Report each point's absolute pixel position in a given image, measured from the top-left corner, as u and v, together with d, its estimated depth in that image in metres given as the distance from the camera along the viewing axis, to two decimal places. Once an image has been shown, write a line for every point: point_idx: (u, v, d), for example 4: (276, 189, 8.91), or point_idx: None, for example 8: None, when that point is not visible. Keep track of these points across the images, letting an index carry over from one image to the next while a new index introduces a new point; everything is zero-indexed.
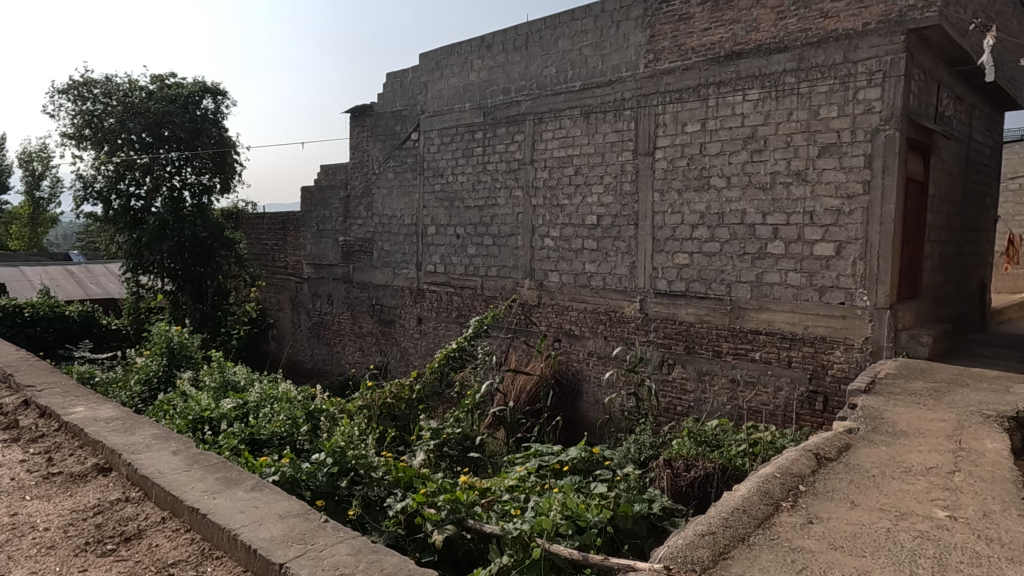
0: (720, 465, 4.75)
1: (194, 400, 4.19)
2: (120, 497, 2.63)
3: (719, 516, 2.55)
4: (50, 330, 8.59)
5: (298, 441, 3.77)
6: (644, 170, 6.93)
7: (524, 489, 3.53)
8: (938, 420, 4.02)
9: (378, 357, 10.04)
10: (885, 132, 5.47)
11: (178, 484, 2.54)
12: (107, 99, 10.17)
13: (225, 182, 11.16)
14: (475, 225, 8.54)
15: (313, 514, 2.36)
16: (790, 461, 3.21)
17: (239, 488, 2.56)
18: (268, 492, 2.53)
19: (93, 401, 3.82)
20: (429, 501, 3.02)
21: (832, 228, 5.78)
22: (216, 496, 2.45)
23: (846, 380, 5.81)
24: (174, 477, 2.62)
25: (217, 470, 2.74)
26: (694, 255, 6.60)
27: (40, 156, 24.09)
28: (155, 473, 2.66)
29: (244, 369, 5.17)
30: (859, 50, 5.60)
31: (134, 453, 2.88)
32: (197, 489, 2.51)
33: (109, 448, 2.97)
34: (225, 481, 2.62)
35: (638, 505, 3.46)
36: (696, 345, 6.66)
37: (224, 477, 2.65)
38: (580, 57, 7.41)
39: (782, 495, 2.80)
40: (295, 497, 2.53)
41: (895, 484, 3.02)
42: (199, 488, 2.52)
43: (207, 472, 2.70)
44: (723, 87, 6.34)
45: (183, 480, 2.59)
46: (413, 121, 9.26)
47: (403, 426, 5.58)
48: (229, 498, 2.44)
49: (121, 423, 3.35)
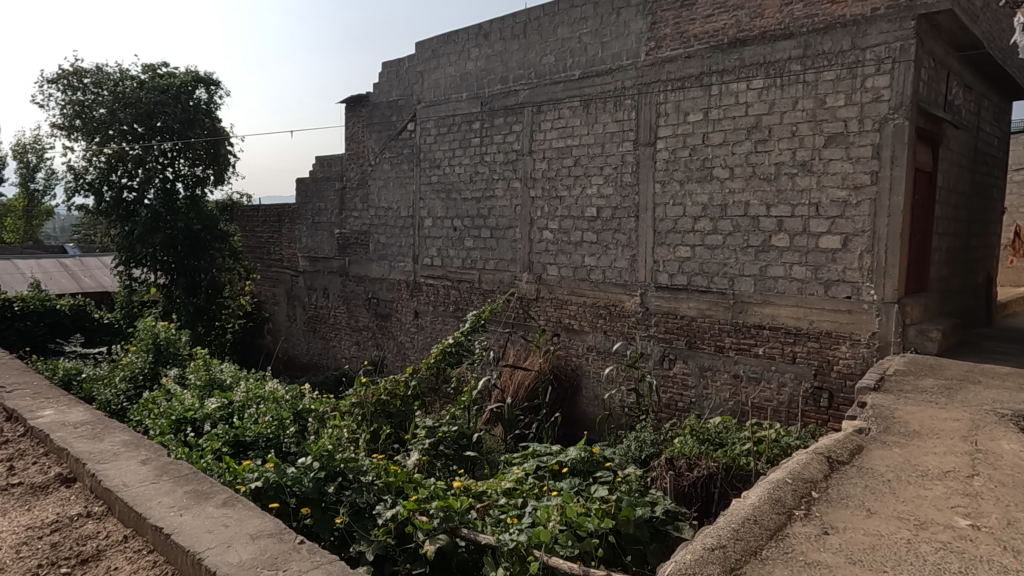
0: (724, 464, 4.60)
1: (177, 399, 4.03)
2: (81, 512, 2.48)
3: (729, 528, 2.39)
4: (41, 324, 8.41)
5: (284, 444, 3.62)
6: (644, 161, 6.75)
7: (522, 493, 3.39)
8: (951, 419, 3.86)
9: (373, 352, 9.88)
10: (895, 121, 5.29)
11: (142, 499, 2.38)
12: (97, 89, 9.97)
13: (219, 175, 10.95)
14: (474, 217, 8.36)
15: (287, 533, 2.21)
16: (801, 465, 3.05)
17: (209, 503, 2.40)
18: (240, 508, 2.38)
19: (64, 404, 3.66)
20: (421, 509, 2.87)
21: (839, 220, 5.62)
22: (183, 513, 2.29)
23: (851, 376, 5.66)
24: (140, 491, 2.46)
25: (187, 482, 2.58)
26: (696, 248, 6.43)
27: (34, 148, 23.58)
28: (120, 486, 2.49)
29: (230, 367, 5.00)
30: (869, 35, 5.41)
31: (100, 463, 2.72)
32: (163, 504, 2.36)
33: (73, 457, 2.82)
34: (195, 495, 2.47)
35: (641, 508, 3.31)
36: (698, 340, 6.51)
37: (194, 491, 2.50)
38: (580, 45, 7.21)
39: (794, 504, 2.64)
40: (270, 512, 2.38)
41: (912, 490, 2.87)
42: (166, 504, 2.36)
43: (176, 485, 2.54)
44: (727, 76, 6.15)
45: (149, 494, 2.43)
46: (409, 111, 9.06)
47: (398, 423, 5.42)
48: (198, 515, 2.29)
49: (90, 429, 3.19)
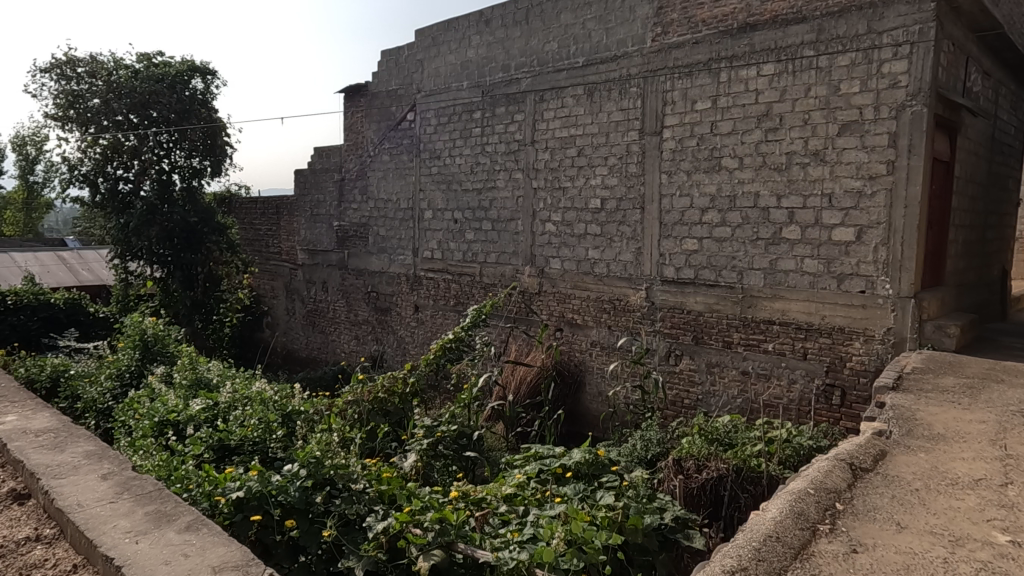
0: (735, 466, 4.39)
1: (160, 399, 3.84)
2: (29, 537, 2.35)
3: (750, 547, 2.19)
4: (35, 318, 8.22)
5: (271, 449, 3.43)
6: (650, 151, 6.51)
7: (523, 499, 3.23)
8: (977, 421, 3.64)
9: (373, 346, 9.70)
10: (912, 108, 5.05)
11: (96, 523, 2.25)
12: (92, 79, 9.73)
13: (216, 166, 10.72)
14: (474, 209, 8.15)
15: (252, 566, 2.04)
16: (822, 473, 2.84)
17: (171, 528, 2.26)
18: (203, 533, 2.23)
19: (29, 409, 3.58)
20: (415, 520, 2.68)
21: (853, 211, 5.38)
22: (139, 541, 2.15)
23: (865, 373, 5.44)
24: (95, 512, 2.33)
25: (149, 501, 2.45)
26: (704, 240, 6.21)
27: (31, 141, 23.22)
28: (73, 506, 2.37)
29: (217, 365, 4.79)
30: (885, 19, 5.17)
31: (55, 478, 2.62)
32: (118, 529, 2.22)
33: (27, 471, 2.72)
34: (156, 517, 2.33)
35: (649, 516, 3.10)
36: (705, 335, 6.29)
37: (155, 513, 2.36)
38: (584, 31, 6.97)
39: (818, 517, 2.44)
40: (237, 540, 2.23)
41: (944, 500, 2.66)
42: (121, 529, 2.23)
43: (136, 506, 2.41)
44: (736, 61, 5.91)
45: (104, 517, 2.30)
46: (409, 101, 8.84)
47: (397, 421, 5.22)
48: (155, 543, 2.14)
49: (51, 438, 3.10)
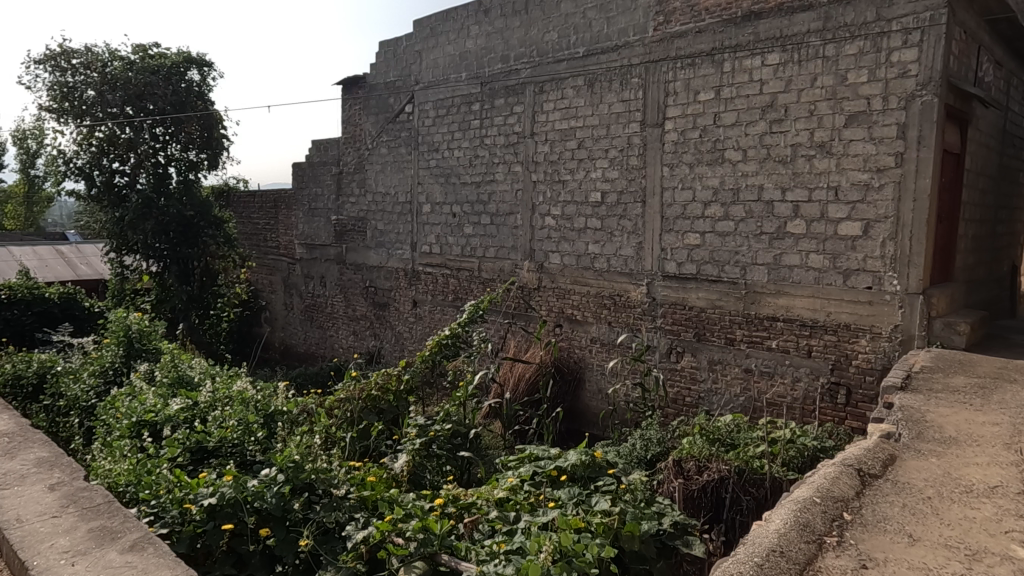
0: (737, 468, 4.23)
1: (139, 399, 3.71)
2: None
3: (751, 563, 2.04)
4: (28, 313, 8.09)
5: (248, 452, 3.31)
6: (652, 143, 6.34)
7: (514, 505, 3.10)
8: (989, 424, 3.48)
9: (371, 342, 9.56)
10: (923, 98, 4.88)
11: (32, 542, 2.18)
12: (86, 70, 9.54)
13: (213, 159, 10.54)
14: (473, 202, 7.98)
15: None
16: (830, 480, 2.68)
17: (113, 547, 2.19)
18: (146, 554, 2.15)
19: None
20: (396, 529, 2.57)
21: (860, 205, 5.21)
22: (75, 563, 2.08)
23: (871, 372, 5.28)
24: (33, 529, 2.28)
25: (96, 516, 2.38)
26: (706, 234, 6.05)
27: (33, 133, 22.99)
28: (12, 522, 2.32)
29: (201, 362, 4.65)
30: (894, 6, 4.99)
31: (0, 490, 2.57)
32: (55, 548, 2.16)
33: None
34: (101, 535, 2.26)
35: (647, 522, 2.94)
36: (707, 332, 6.14)
37: (99, 529, 2.29)
38: (584, 20, 6.80)
39: (825, 529, 2.29)
40: (184, 562, 2.14)
41: (958, 510, 2.51)
42: (59, 548, 2.16)
43: (80, 521, 2.34)
44: (740, 51, 5.73)
45: (42, 535, 2.24)
46: (407, 92, 8.66)
47: (391, 420, 5.05)
48: (94, 565, 2.07)
49: (6, 443, 3.06)
